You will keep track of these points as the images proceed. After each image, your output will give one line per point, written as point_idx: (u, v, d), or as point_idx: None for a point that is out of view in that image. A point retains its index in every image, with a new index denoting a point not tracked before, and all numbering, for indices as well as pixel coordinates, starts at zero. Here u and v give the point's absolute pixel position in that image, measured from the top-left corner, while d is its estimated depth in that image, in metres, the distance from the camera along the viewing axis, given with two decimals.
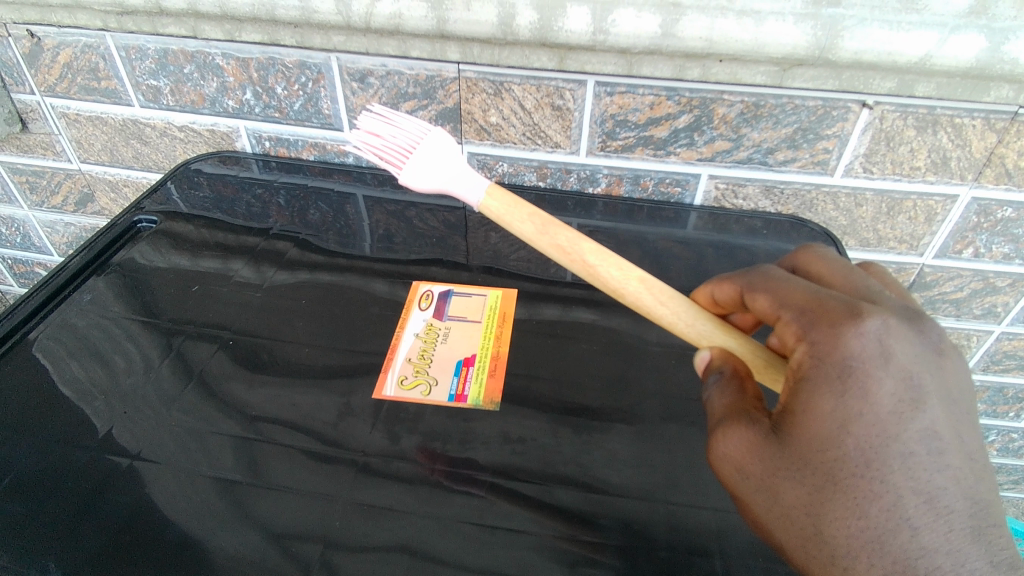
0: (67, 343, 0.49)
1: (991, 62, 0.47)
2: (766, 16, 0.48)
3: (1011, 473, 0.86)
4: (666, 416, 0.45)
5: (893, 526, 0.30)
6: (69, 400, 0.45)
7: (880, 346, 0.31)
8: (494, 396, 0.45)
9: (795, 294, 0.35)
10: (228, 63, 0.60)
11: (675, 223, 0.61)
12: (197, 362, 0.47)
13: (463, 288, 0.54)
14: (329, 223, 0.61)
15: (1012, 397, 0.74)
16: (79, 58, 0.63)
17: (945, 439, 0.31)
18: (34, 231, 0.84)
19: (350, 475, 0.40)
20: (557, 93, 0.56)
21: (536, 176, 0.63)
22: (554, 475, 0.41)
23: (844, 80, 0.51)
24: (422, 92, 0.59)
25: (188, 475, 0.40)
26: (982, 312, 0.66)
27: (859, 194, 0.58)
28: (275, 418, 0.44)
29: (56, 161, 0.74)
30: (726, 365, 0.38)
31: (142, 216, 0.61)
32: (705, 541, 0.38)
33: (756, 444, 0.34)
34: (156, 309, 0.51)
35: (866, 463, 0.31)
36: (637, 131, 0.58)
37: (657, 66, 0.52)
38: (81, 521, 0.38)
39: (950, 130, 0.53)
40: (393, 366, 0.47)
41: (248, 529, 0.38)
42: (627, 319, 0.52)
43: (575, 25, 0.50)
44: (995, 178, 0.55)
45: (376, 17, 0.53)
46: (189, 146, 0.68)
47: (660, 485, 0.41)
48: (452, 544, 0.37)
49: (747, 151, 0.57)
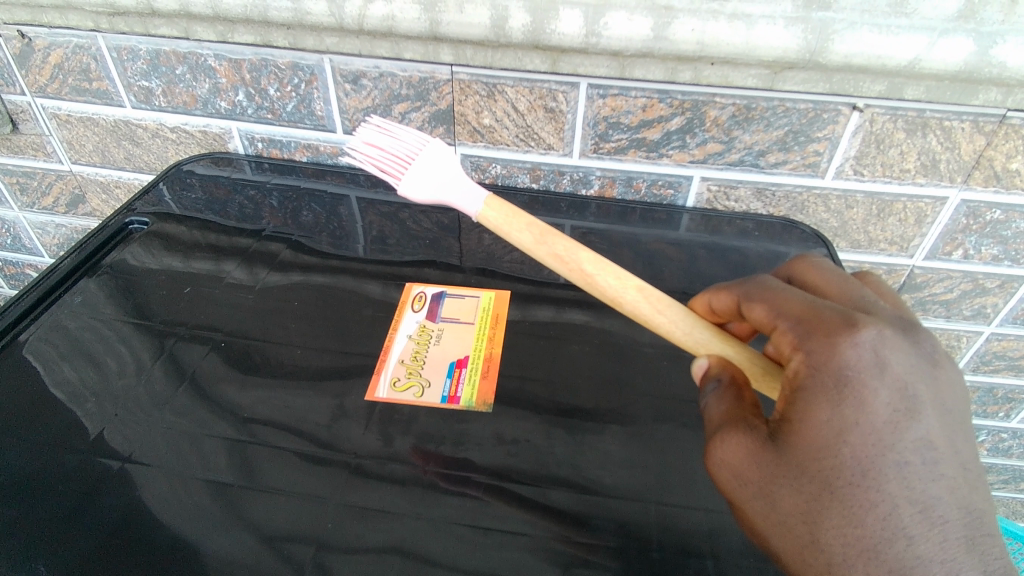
0: (58, 345, 0.48)
1: (979, 66, 0.48)
2: (757, 19, 0.48)
3: (1002, 472, 0.86)
4: (658, 417, 0.45)
5: (889, 535, 0.30)
6: (60, 402, 0.44)
7: (875, 356, 0.32)
8: (486, 398, 0.45)
9: (791, 304, 0.35)
10: (221, 64, 0.60)
11: (668, 225, 0.61)
12: (188, 364, 0.47)
13: (456, 291, 0.54)
14: (322, 225, 0.61)
15: (1002, 397, 0.75)
16: (70, 59, 0.62)
17: (940, 448, 0.31)
18: (25, 232, 0.84)
19: (343, 476, 0.40)
20: (550, 95, 0.56)
21: (530, 177, 0.64)
22: (547, 477, 0.41)
23: (834, 83, 0.51)
24: (416, 94, 0.59)
25: (180, 477, 0.40)
26: (972, 313, 0.66)
27: (850, 196, 0.58)
28: (267, 419, 0.43)
29: (47, 163, 0.73)
30: (724, 373, 0.38)
31: (135, 218, 0.60)
32: (697, 542, 0.38)
33: (754, 452, 0.34)
34: (147, 311, 0.51)
35: (863, 472, 0.31)
36: (630, 133, 0.58)
37: (649, 69, 0.52)
38: (72, 523, 0.38)
39: (939, 132, 0.53)
40: (386, 368, 0.47)
41: (241, 531, 0.38)
42: (619, 320, 0.52)
43: (568, 28, 0.50)
44: (983, 181, 0.56)
45: (368, 19, 0.53)
46: (181, 147, 0.68)
47: (653, 486, 0.41)
48: (445, 545, 0.37)
49: (739, 153, 0.57)
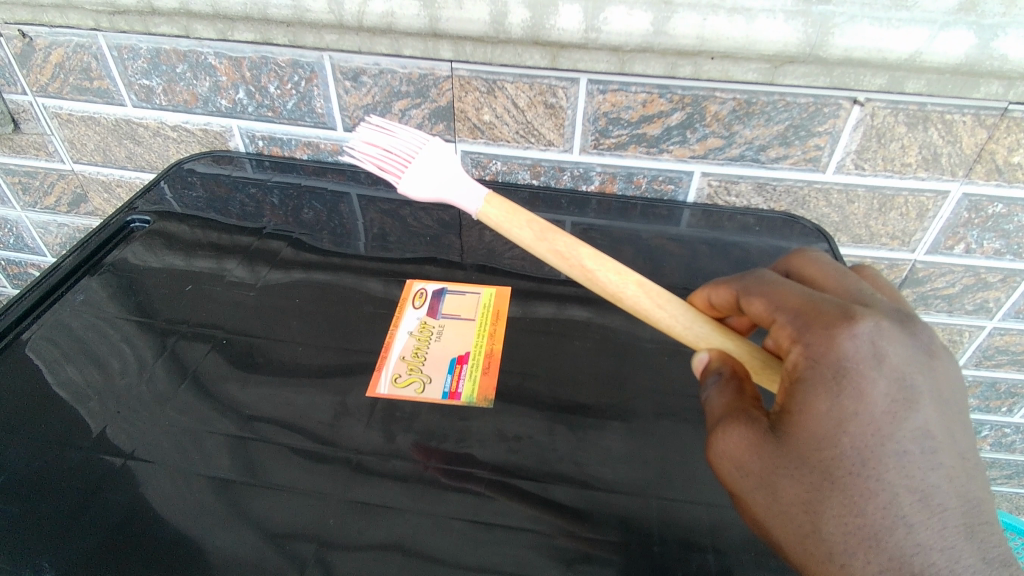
0: (60, 344, 0.48)
1: (981, 59, 0.48)
2: (758, 13, 0.48)
3: (1004, 467, 0.86)
4: (660, 413, 0.45)
5: (889, 524, 0.30)
6: (63, 401, 0.44)
7: (873, 347, 0.32)
8: (487, 394, 0.46)
9: (790, 298, 0.35)
10: (221, 62, 0.60)
11: (669, 220, 0.61)
12: (190, 362, 0.47)
13: (457, 287, 0.54)
14: (323, 223, 0.61)
15: (1004, 392, 0.75)
16: (71, 58, 0.62)
17: (938, 438, 0.31)
18: (28, 232, 0.84)
19: (345, 473, 0.41)
20: (550, 91, 0.56)
21: (530, 174, 0.64)
22: (549, 472, 0.41)
23: (835, 77, 0.51)
24: (415, 91, 0.59)
25: (183, 474, 0.40)
26: (974, 307, 0.66)
27: (851, 191, 0.58)
28: (269, 417, 0.44)
29: (49, 162, 0.74)
30: (724, 366, 0.38)
31: (136, 216, 0.61)
32: (699, 537, 0.38)
33: (755, 443, 0.34)
34: (150, 309, 0.51)
35: (863, 462, 0.31)
36: (631, 128, 0.58)
37: (649, 64, 0.52)
38: (74, 520, 0.38)
39: (940, 126, 0.53)
40: (387, 365, 0.47)
41: (244, 528, 0.38)
42: (620, 316, 0.52)
43: (568, 23, 0.50)
44: (985, 174, 0.55)
45: (368, 16, 0.53)
46: (182, 146, 0.68)
47: (655, 481, 0.41)
48: (447, 542, 0.37)
49: (739, 148, 0.57)
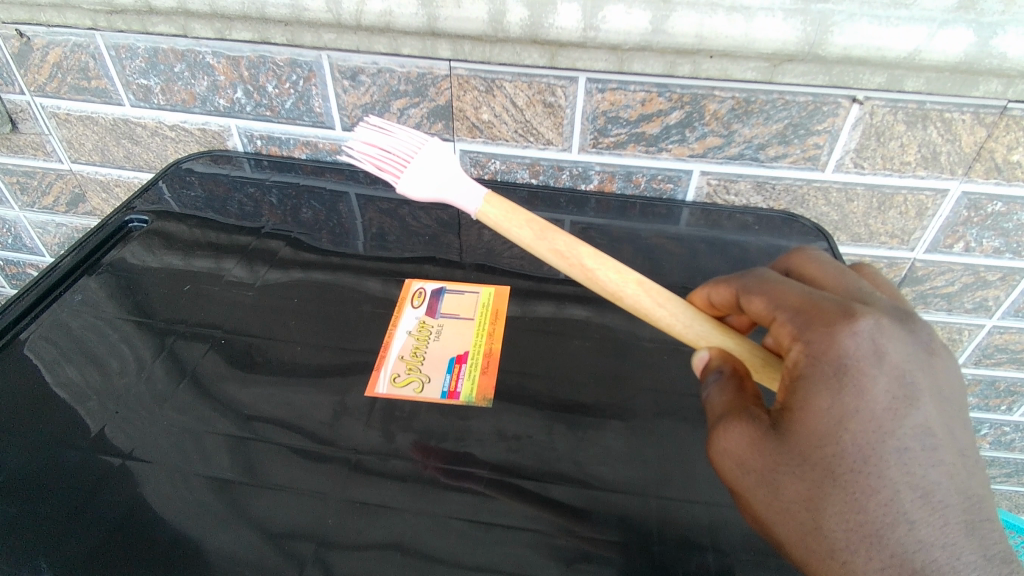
0: (59, 344, 0.48)
1: (980, 56, 0.48)
2: (756, 12, 0.48)
3: (1004, 466, 0.86)
4: (659, 412, 0.45)
5: (890, 521, 0.30)
6: (61, 401, 0.44)
7: (873, 344, 0.32)
8: (486, 394, 0.45)
9: (790, 296, 0.35)
10: (219, 61, 0.60)
11: (668, 219, 0.61)
12: (189, 362, 0.47)
13: (456, 287, 0.54)
14: (321, 222, 0.60)
15: (1004, 390, 0.75)
16: (69, 57, 0.62)
17: (938, 435, 0.31)
18: (26, 232, 0.84)
19: (344, 473, 0.40)
20: (549, 89, 0.56)
21: (529, 173, 0.63)
22: (548, 472, 0.41)
23: (834, 75, 0.51)
24: (414, 90, 0.59)
25: (182, 474, 0.40)
26: (973, 306, 0.66)
27: (850, 189, 0.58)
28: (268, 416, 0.43)
29: (47, 162, 0.73)
30: (724, 365, 0.38)
31: (134, 216, 0.60)
32: (699, 536, 0.38)
33: (756, 440, 0.33)
34: (148, 309, 0.51)
35: (864, 459, 0.31)
36: (629, 127, 0.58)
37: (648, 63, 0.52)
38: (73, 520, 0.38)
39: (940, 124, 0.53)
40: (385, 365, 0.47)
41: (243, 528, 0.38)
42: (620, 315, 0.52)
43: (567, 22, 0.50)
44: (984, 173, 0.55)
45: (366, 14, 0.53)
46: (180, 146, 0.68)
47: (654, 480, 0.41)
48: (446, 541, 0.37)
49: (738, 147, 0.57)
